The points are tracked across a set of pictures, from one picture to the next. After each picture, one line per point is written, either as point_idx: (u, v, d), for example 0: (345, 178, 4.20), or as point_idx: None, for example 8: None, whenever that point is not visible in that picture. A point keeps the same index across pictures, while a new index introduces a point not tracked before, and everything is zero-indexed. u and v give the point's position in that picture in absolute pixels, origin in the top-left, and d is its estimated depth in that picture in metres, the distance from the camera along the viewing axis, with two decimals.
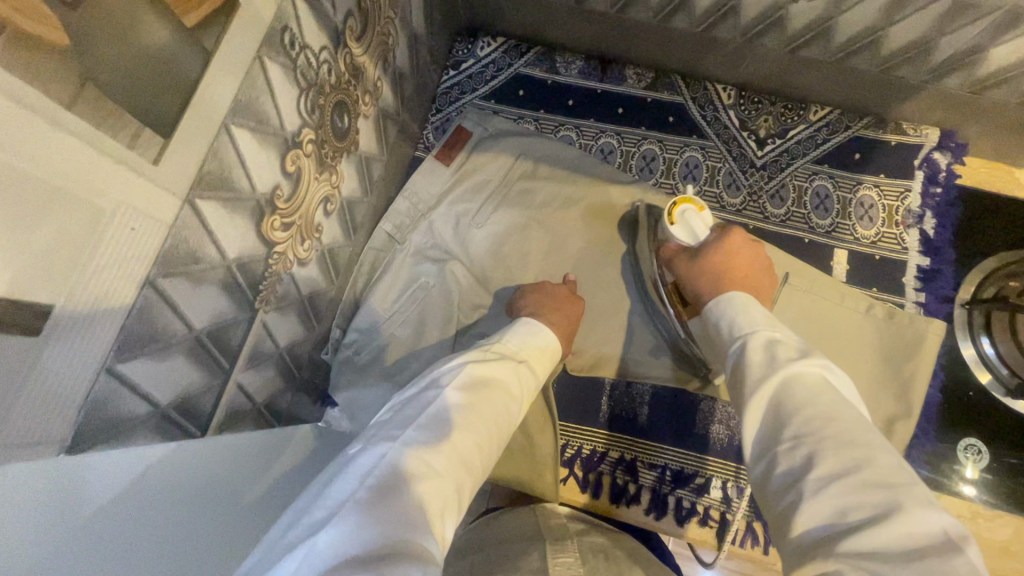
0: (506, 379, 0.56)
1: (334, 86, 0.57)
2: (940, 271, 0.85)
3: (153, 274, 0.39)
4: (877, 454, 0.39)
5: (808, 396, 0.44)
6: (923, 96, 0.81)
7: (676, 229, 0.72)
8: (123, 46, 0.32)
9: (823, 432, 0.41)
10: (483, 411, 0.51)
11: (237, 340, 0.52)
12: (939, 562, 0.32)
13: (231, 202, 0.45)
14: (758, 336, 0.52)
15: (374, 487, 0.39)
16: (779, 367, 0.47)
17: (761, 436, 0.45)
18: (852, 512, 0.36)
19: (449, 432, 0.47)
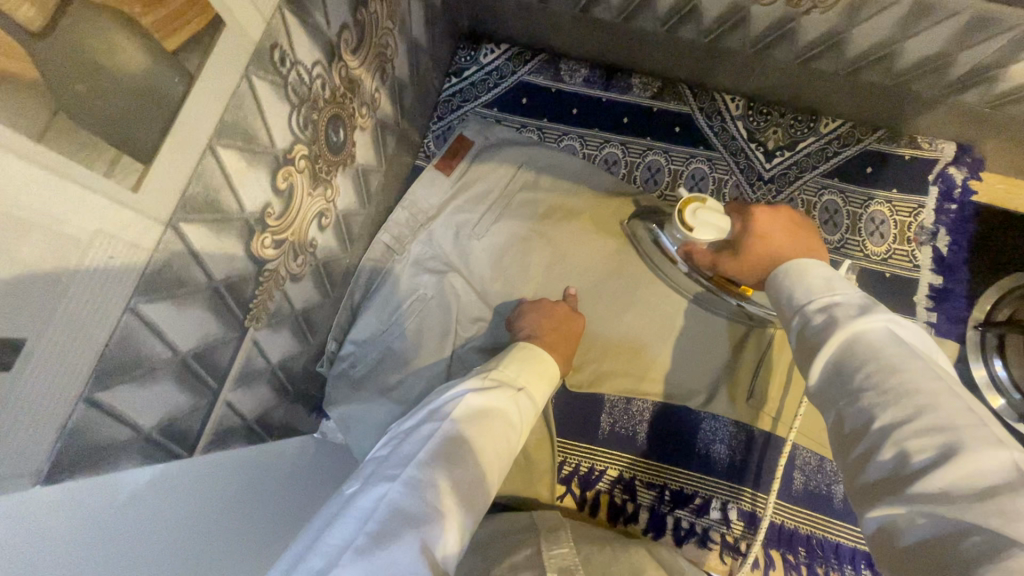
0: (505, 408, 0.56)
1: (329, 100, 0.56)
2: (953, 291, 0.82)
3: (135, 300, 0.38)
4: (944, 399, 0.39)
5: (871, 351, 0.44)
6: (939, 110, 0.78)
7: (700, 235, 0.66)
8: (98, 74, 0.31)
9: (889, 382, 0.41)
10: (483, 442, 0.51)
11: (226, 360, 0.52)
12: (1007, 501, 0.32)
13: (218, 223, 0.44)
14: (818, 302, 0.51)
15: (373, 535, 0.40)
16: (840, 325, 0.47)
17: (829, 388, 0.46)
18: (915, 454, 0.37)
19: (448, 468, 0.47)
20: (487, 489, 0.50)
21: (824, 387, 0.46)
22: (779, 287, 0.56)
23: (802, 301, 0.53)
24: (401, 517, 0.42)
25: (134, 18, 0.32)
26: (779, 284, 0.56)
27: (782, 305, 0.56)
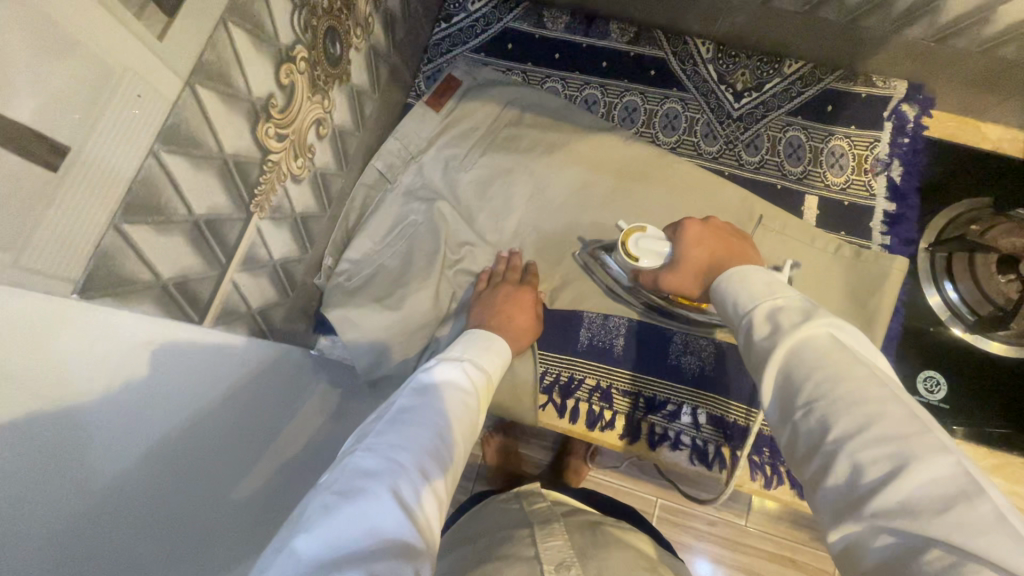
0: (458, 379, 0.60)
1: (326, 11, 0.62)
2: (905, 216, 0.88)
3: (157, 146, 0.44)
4: (893, 404, 0.38)
5: (815, 361, 0.42)
6: (890, 48, 0.85)
7: (645, 263, 0.71)
8: None
9: (836, 392, 0.40)
10: (441, 404, 0.56)
11: (233, 237, 0.57)
12: (965, 510, 0.31)
13: (228, 97, 0.50)
14: (762, 308, 0.49)
15: (344, 494, 0.44)
16: (783, 335, 0.45)
17: (779, 407, 0.44)
18: (870, 469, 0.36)
19: (407, 428, 0.51)
20: (458, 445, 0.54)
21: (776, 406, 0.44)
22: (724, 296, 0.55)
23: (748, 307, 0.51)
24: (369, 476, 0.46)
25: None
26: (725, 293, 0.55)
27: (728, 316, 0.54)
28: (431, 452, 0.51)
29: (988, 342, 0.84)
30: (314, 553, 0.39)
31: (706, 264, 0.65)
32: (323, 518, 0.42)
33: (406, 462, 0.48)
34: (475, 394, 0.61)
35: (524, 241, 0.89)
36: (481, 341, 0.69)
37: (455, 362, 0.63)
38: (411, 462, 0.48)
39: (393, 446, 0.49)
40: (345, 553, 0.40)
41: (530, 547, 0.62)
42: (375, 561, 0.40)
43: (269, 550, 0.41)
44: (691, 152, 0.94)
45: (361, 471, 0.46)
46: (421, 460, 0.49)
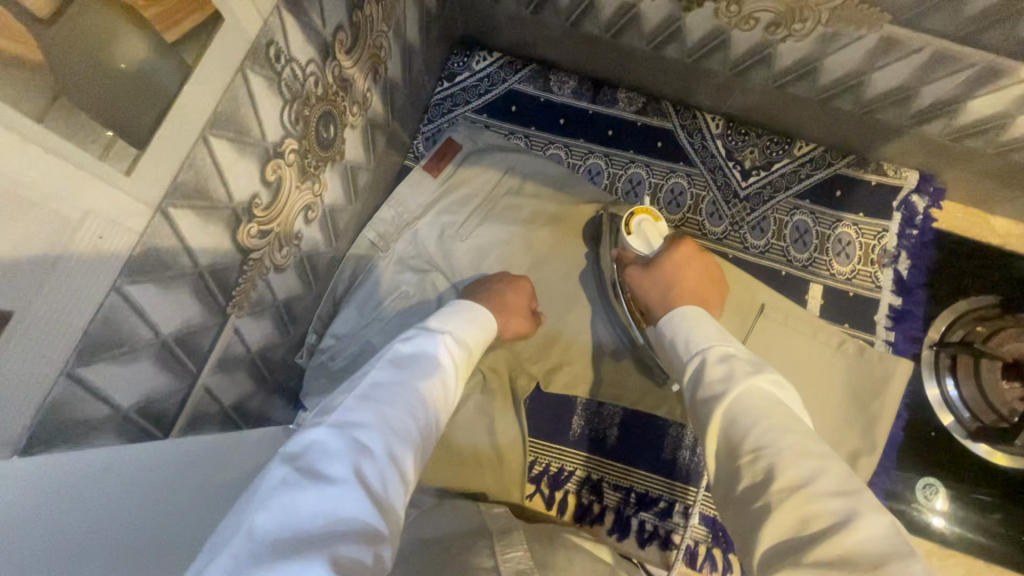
0: (434, 357, 0.56)
1: (322, 97, 0.58)
2: (911, 312, 0.86)
3: (121, 281, 0.39)
4: (830, 462, 0.44)
5: (762, 409, 0.49)
6: (903, 140, 0.83)
7: (633, 242, 0.77)
8: (108, 70, 0.33)
9: (783, 440, 0.45)
10: (414, 384, 0.51)
11: (207, 344, 0.53)
12: (899, 568, 0.35)
13: (206, 211, 0.46)
14: (713, 349, 0.58)
15: (306, 472, 0.38)
16: (736, 380, 0.52)
17: (724, 445, 0.49)
18: (813, 522, 0.40)
19: (378, 408, 0.47)
20: (427, 426, 0.50)
21: (723, 445, 0.50)
22: (676, 330, 0.63)
23: (699, 346, 0.59)
24: (335, 454, 0.40)
25: (134, 9, 0.33)
26: (678, 325, 0.64)
27: (677, 349, 0.62)
28: (402, 434, 0.46)
29: (985, 449, 0.81)
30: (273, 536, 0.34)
31: (675, 285, 0.70)
32: (283, 492, 0.36)
33: (374, 443, 0.43)
34: (451, 374, 0.57)
35: None
36: (463, 314, 0.65)
37: (431, 337, 0.59)
38: (380, 443, 0.43)
39: (362, 424, 0.44)
40: (305, 538, 0.35)
41: (488, 559, 0.52)
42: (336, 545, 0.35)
43: (211, 536, 0.35)
44: (695, 231, 0.91)
45: (326, 449, 0.41)
46: (391, 440, 0.45)
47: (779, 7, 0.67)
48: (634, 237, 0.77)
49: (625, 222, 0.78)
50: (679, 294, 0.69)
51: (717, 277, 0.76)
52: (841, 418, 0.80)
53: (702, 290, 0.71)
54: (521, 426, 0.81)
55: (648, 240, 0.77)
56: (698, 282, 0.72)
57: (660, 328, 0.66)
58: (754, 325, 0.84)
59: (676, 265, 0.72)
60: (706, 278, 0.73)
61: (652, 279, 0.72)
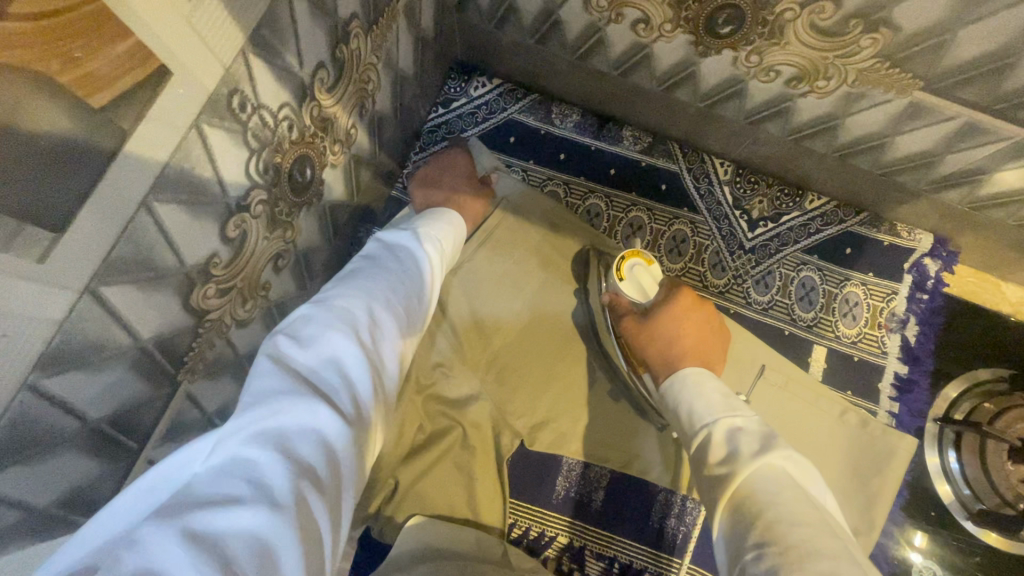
0: (412, 245, 0.57)
1: (298, 141, 0.52)
2: (917, 382, 0.81)
3: (35, 376, 0.33)
4: (843, 562, 0.39)
5: (771, 495, 0.44)
6: (920, 203, 0.79)
7: (625, 289, 0.71)
8: (15, 146, 0.27)
9: (791, 537, 0.41)
10: (394, 265, 0.53)
11: (151, 418, 0.47)
12: None
13: (149, 281, 0.40)
14: (719, 425, 0.52)
15: (293, 338, 0.41)
16: (740, 465, 0.48)
17: (731, 540, 0.45)
18: None
19: (356, 283, 0.48)
20: (412, 291, 0.52)
21: (729, 542, 0.45)
22: (681, 400, 0.58)
23: (705, 420, 0.54)
24: (318, 319, 0.42)
25: (48, 76, 0.27)
26: (681, 391, 0.58)
27: (682, 421, 0.57)
28: (383, 298, 0.48)
29: (978, 527, 0.76)
30: (272, 387, 0.37)
31: (671, 344, 0.65)
32: (275, 358, 0.39)
33: (355, 308, 0.45)
34: (429, 258, 0.57)
35: (502, 367, 0.79)
36: (436, 220, 0.65)
37: (405, 232, 0.59)
38: (361, 307, 0.45)
39: (340, 297, 0.46)
40: (303, 384, 0.38)
41: None
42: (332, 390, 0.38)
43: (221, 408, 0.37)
44: (697, 282, 0.86)
45: (307, 317, 0.43)
46: (372, 304, 0.46)
47: (803, 62, 0.62)
48: (626, 284, 0.71)
49: (617, 266, 0.72)
50: (673, 356, 0.64)
51: (721, 326, 0.70)
52: (842, 495, 0.75)
53: (703, 348, 0.65)
54: (503, 487, 0.75)
55: (643, 289, 0.71)
56: (699, 340, 0.65)
57: (664, 390, 0.61)
58: (754, 386, 0.79)
59: (675, 317, 0.67)
60: (708, 333, 0.67)
61: (646, 334, 0.67)
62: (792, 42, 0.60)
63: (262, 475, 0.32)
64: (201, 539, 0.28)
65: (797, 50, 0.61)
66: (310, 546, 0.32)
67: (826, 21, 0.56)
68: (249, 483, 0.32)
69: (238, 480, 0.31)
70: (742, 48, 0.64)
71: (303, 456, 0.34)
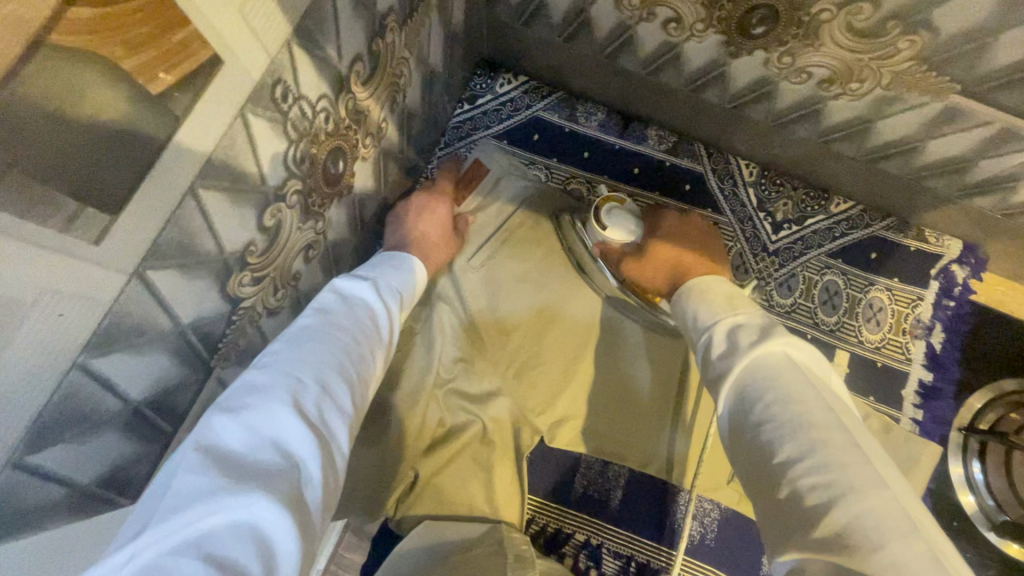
0: (372, 296, 0.52)
1: (334, 133, 0.53)
2: (942, 390, 0.80)
3: (84, 355, 0.34)
4: (837, 430, 0.39)
5: (769, 378, 0.44)
6: (950, 208, 0.78)
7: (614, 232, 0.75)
8: (77, 127, 0.28)
9: (787, 414, 0.41)
10: (352, 318, 0.48)
11: (185, 403, 0.48)
12: (896, 548, 0.33)
13: (191, 266, 0.41)
14: (720, 323, 0.52)
15: (230, 414, 0.35)
16: (739, 353, 0.47)
17: (733, 412, 0.46)
18: (811, 495, 0.37)
19: (309, 340, 0.43)
20: (371, 349, 0.47)
21: (730, 417, 0.46)
22: (685, 306, 0.58)
23: (707, 323, 0.53)
24: (261, 389, 0.37)
25: (111, 61, 0.28)
26: (684, 301, 0.59)
27: (688, 328, 0.57)
28: (338, 359, 0.43)
29: (1001, 538, 0.75)
30: (195, 483, 0.31)
31: (670, 265, 0.70)
32: (208, 440, 0.34)
33: (304, 374, 0.40)
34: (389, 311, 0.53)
35: (522, 363, 0.79)
36: (398, 267, 0.60)
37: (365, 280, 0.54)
38: (311, 372, 0.40)
39: (289, 359, 0.40)
40: (234, 475, 0.32)
41: None
42: (271, 477, 0.33)
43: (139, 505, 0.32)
44: None
45: (247, 389, 0.37)
46: (324, 368, 0.41)
47: (837, 64, 0.62)
48: (611, 231, 0.75)
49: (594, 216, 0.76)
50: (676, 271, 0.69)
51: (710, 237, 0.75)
52: None
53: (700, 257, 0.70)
54: (522, 481, 0.76)
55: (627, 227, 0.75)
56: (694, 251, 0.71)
57: (670, 305, 0.62)
58: None
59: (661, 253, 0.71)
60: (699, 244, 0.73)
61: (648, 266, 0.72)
62: (826, 44, 0.60)
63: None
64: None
65: (831, 52, 0.61)
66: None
67: (864, 21, 0.55)
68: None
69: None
70: (775, 49, 0.64)
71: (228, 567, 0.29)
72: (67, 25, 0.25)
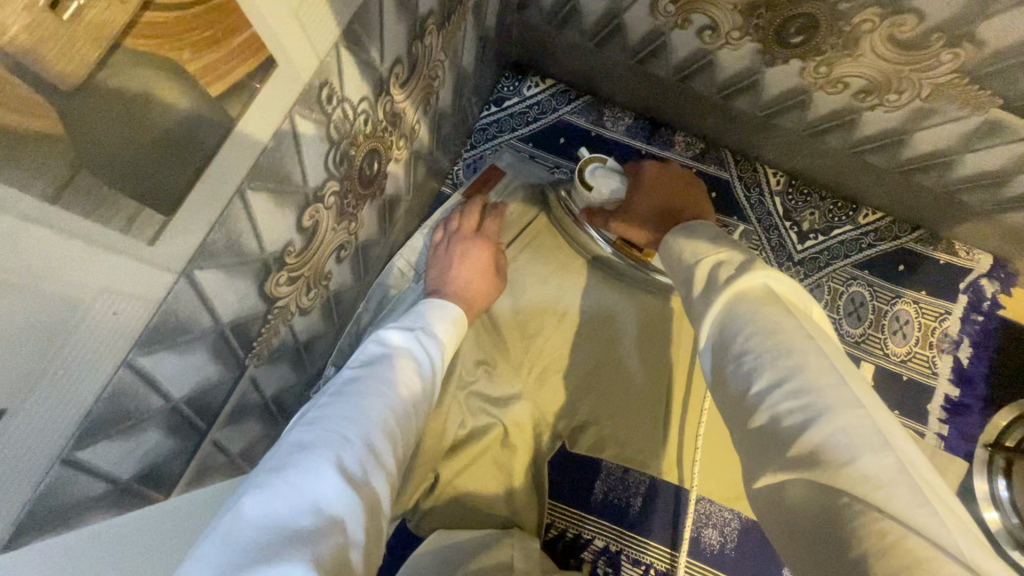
0: (414, 352, 0.52)
1: (371, 134, 0.53)
2: (969, 406, 0.79)
3: (133, 354, 0.35)
4: (816, 353, 0.37)
5: (748, 310, 0.41)
6: (982, 222, 0.77)
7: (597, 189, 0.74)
8: (142, 129, 0.28)
9: (766, 340, 0.38)
10: (395, 373, 0.48)
11: (220, 400, 0.48)
12: (874, 465, 0.31)
13: (235, 266, 0.41)
14: (703, 261, 0.47)
15: (278, 471, 0.35)
16: (717, 290, 0.44)
17: (713, 347, 0.42)
18: (788, 417, 0.35)
19: (354, 396, 0.43)
20: (409, 404, 0.47)
21: (710, 352, 0.43)
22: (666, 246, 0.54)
23: (690, 263, 0.49)
24: (308, 448, 0.37)
25: (178, 63, 0.28)
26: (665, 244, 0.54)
27: (672, 268, 0.52)
28: (381, 418, 0.43)
29: None
30: (243, 542, 0.31)
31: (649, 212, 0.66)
32: (257, 497, 0.33)
33: (347, 431, 0.39)
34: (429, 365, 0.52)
35: (544, 367, 0.78)
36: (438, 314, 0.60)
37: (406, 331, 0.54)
38: (353, 430, 0.40)
39: (335, 417, 0.41)
40: (281, 537, 0.32)
41: None
42: (316, 538, 0.32)
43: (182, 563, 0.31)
44: None
45: (295, 446, 0.37)
46: (365, 424, 0.41)
47: (875, 75, 0.61)
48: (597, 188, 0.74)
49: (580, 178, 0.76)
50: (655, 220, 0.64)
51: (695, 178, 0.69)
52: None
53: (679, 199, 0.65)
54: (543, 486, 0.76)
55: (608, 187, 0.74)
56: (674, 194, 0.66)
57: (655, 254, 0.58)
58: None
59: (643, 191, 0.67)
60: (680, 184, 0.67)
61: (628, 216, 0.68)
62: (866, 54, 0.59)
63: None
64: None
65: (870, 63, 0.60)
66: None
67: (906, 33, 0.54)
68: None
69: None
70: (812, 59, 0.63)
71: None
72: (138, 27, 0.25)
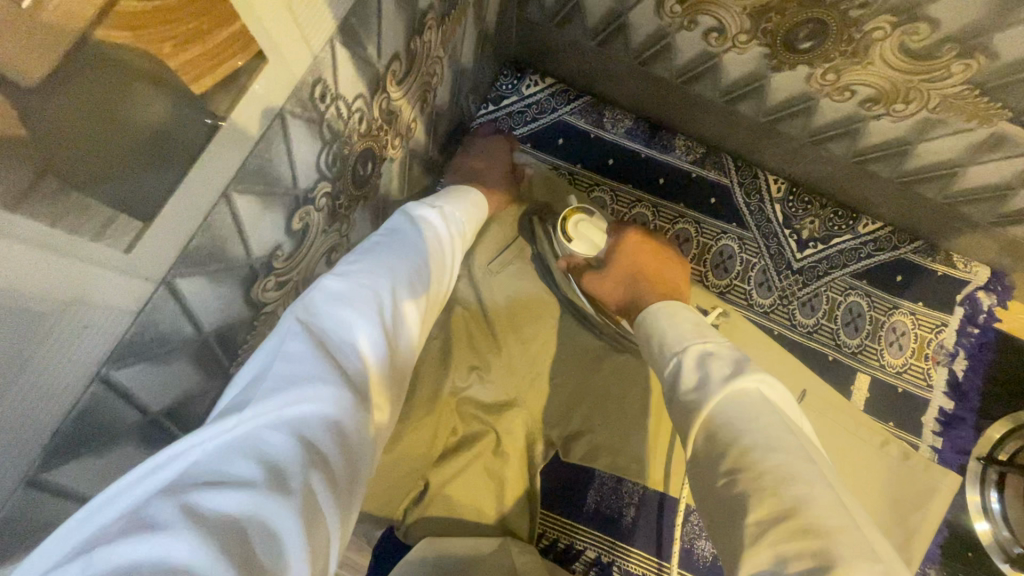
0: (438, 225, 0.51)
1: (366, 133, 0.51)
2: (963, 419, 0.79)
3: (106, 368, 0.32)
4: (820, 492, 0.34)
5: (743, 422, 0.39)
6: (981, 234, 0.77)
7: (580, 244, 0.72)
8: (116, 127, 0.26)
9: (764, 467, 0.36)
10: (421, 241, 0.47)
11: (202, 412, 0.45)
12: None
13: (219, 272, 0.39)
14: (690, 351, 0.46)
15: (313, 314, 0.34)
16: (711, 391, 0.42)
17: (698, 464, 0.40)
18: (791, 563, 0.31)
19: (383, 255, 0.42)
20: (433, 274, 0.45)
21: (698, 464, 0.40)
22: (648, 331, 0.52)
23: (675, 349, 0.47)
24: (343, 294, 0.36)
25: (158, 59, 0.26)
26: (650, 325, 0.52)
27: (653, 353, 0.51)
28: (410, 279, 0.41)
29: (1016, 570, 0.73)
30: (290, 370, 0.30)
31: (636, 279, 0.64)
32: (294, 333, 0.33)
33: (380, 289, 0.38)
34: (451, 242, 0.51)
35: (538, 373, 0.76)
36: (458, 199, 0.59)
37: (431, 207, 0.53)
38: (385, 288, 0.38)
39: (367, 269, 0.39)
40: (327, 368, 0.32)
41: None
42: (352, 382, 0.33)
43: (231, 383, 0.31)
44: (742, 301, 0.84)
45: (330, 290, 0.36)
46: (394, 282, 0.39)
47: (883, 84, 0.60)
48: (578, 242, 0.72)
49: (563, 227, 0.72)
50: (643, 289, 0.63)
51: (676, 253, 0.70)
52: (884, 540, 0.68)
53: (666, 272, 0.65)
54: (535, 496, 0.74)
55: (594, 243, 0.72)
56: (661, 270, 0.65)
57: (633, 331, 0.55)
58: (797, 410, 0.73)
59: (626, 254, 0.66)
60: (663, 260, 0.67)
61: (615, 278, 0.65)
62: (875, 63, 0.58)
63: (274, 464, 0.27)
64: (202, 527, 0.24)
65: (880, 71, 0.59)
66: (317, 546, 0.28)
67: (919, 42, 0.53)
68: (259, 468, 0.27)
69: (245, 466, 0.26)
70: (820, 66, 0.62)
71: (321, 448, 0.29)
72: (110, 16, 0.23)
